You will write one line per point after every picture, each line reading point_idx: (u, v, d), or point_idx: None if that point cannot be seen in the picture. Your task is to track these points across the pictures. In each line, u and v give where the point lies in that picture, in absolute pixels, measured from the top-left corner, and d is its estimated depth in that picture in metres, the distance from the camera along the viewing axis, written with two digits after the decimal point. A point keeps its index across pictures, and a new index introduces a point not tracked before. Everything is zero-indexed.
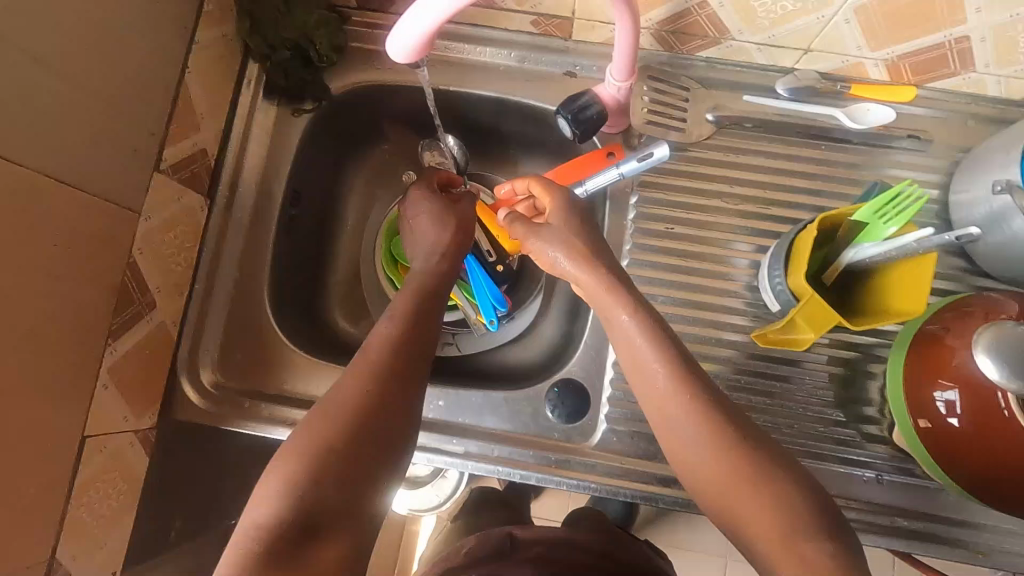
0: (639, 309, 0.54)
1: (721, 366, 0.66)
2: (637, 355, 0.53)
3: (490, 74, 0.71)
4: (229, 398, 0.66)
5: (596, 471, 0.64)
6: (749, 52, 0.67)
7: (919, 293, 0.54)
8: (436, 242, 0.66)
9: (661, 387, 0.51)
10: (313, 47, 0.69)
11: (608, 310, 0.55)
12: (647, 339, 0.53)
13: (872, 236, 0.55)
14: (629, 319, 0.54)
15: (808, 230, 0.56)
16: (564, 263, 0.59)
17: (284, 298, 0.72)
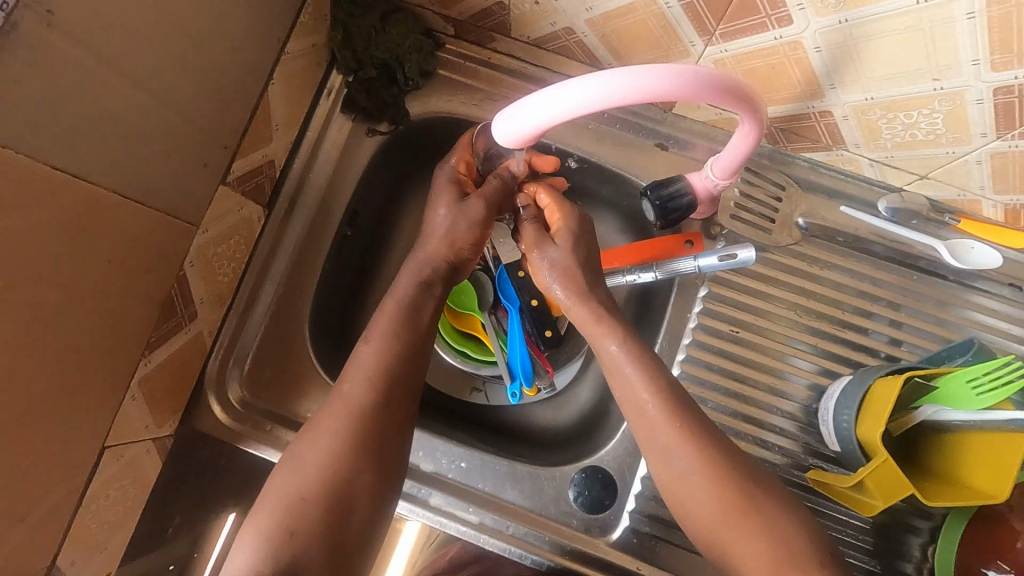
0: (629, 342, 0.54)
1: None
2: (685, 482, 0.50)
3: (577, 130, 0.67)
4: (252, 418, 0.64)
5: (610, 570, 0.61)
6: (859, 164, 0.62)
7: (1007, 472, 0.48)
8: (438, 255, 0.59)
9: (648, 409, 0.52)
10: (401, 69, 0.66)
11: (597, 340, 0.55)
12: (636, 372, 0.53)
13: (960, 402, 0.49)
14: (618, 351, 0.54)
15: (891, 382, 0.51)
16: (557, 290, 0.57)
17: (323, 319, 0.69)
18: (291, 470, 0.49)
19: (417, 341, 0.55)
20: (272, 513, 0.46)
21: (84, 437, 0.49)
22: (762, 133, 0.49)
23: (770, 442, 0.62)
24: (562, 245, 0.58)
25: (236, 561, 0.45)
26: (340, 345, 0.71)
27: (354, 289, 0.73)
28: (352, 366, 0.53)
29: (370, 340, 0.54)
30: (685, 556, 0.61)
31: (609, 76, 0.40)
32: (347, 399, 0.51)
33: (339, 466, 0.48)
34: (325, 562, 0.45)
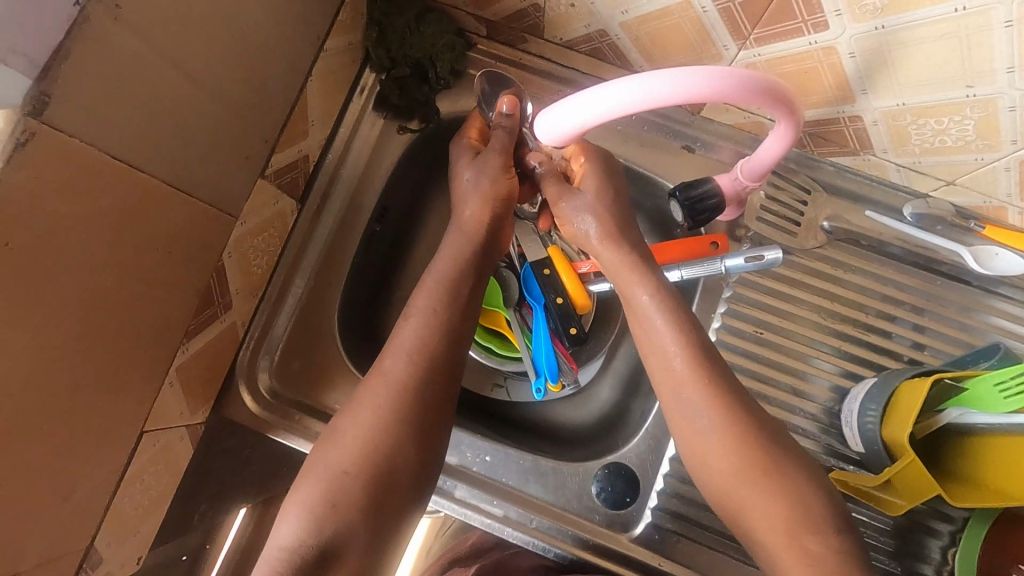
0: (660, 291, 0.55)
1: None
2: (712, 477, 0.51)
3: (605, 132, 0.68)
4: (281, 408, 0.65)
5: (631, 566, 0.61)
6: (886, 169, 0.63)
7: None
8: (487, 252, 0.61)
9: (676, 368, 0.53)
10: (434, 68, 0.67)
11: (627, 289, 0.57)
12: (667, 325, 0.54)
13: (985, 405, 0.50)
14: (649, 300, 0.55)
15: (918, 383, 0.52)
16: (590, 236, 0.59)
17: (352, 312, 0.70)
18: (333, 445, 0.50)
19: (449, 334, 0.56)
20: (319, 488, 0.48)
21: (126, 421, 0.51)
22: (797, 136, 0.50)
23: (793, 442, 0.62)
24: (589, 193, 0.60)
25: (284, 530, 0.47)
26: (366, 338, 0.72)
27: (382, 283, 0.74)
28: (393, 345, 0.54)
29: (412, 318, 0.56)
30: (706, 553, 0.62)
31: (653, 77, 0.41)
32: (387, 376, 0.53)
33: (381, 445, 0.50)
34: (365, 536, 0.47)
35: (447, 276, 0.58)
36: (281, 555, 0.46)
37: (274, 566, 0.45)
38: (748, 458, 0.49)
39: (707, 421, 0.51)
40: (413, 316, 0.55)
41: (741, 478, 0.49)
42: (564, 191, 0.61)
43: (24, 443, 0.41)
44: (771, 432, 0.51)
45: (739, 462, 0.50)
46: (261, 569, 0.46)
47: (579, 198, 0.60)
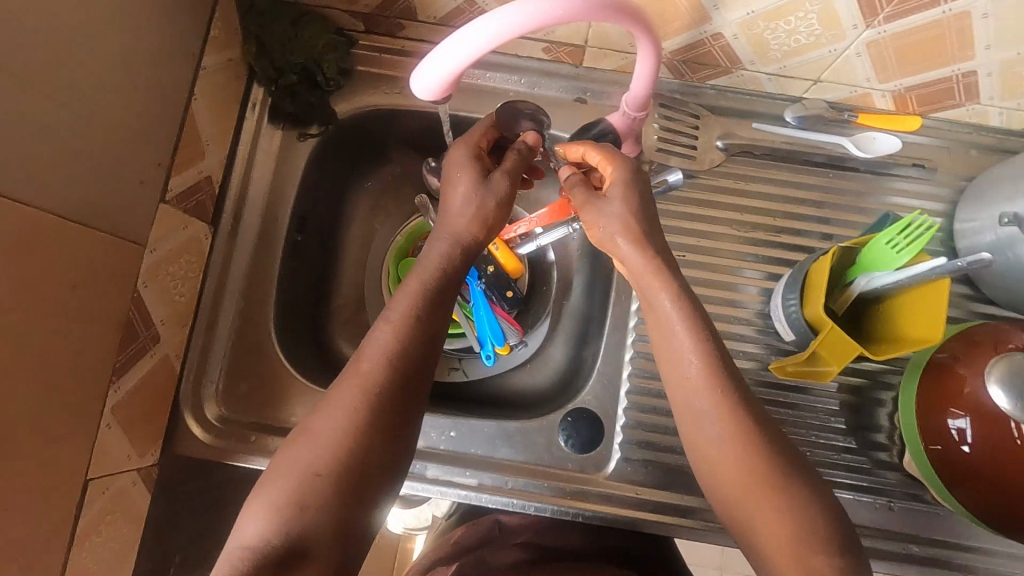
0: (682, 297, 0.50)
1: None
2: (692, 405, 0.49)
3: (500, 100, 0.71)
4: (235, 432, 0.64)
5: (612, 502, 0.63)
6: (759, 81, 0.67)
7: (935, 318, 0.52)
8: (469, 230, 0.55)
9: (693, 375, 0.49)
10: (321, 70, 0.68)
11: (650, 294, 0.51)
12: (684, 322, 0.50)
13: (884, 265, 0.54)
14: (671, 306, 0.50)
15: (824, 261, 0.56)
16: (619, 240, 0.52)
17: (287, 324, 0.71)
18: (304, 442, 0.46)
19: (416, 327, 0.50)
20: (283, 488, 0.44)
21: (64, 468, 0.49)
22: (658, 51, 0.52)
23: (737, 350, 0.66)
24: (615, 197, 0.53)
25: (249, 528, 0.43)
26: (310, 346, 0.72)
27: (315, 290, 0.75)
28: (368, 346, 0.50)
29: (388, 321, 0.50)
30: (677, 474, 0.64)
31: (506, 12, 0.43)
32: (363, 375, 0.48)
33: (352, 445, 0.46)
34: (333, 541, 0.44)
35: (424, 276, 0.53)
36: (240, 554, 0.42)
37: (232, 565, 0.42)
38: (742, 419, 0.48)
39: (720, 434, 0.47)
40: (398, 317, 0.50)
41: (735, 439, 0.47)
42: (591, 197, 0.54)
43: None
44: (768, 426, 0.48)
45: (744, 467, 0.47)
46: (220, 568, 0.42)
47: (607, 205, 0.53)
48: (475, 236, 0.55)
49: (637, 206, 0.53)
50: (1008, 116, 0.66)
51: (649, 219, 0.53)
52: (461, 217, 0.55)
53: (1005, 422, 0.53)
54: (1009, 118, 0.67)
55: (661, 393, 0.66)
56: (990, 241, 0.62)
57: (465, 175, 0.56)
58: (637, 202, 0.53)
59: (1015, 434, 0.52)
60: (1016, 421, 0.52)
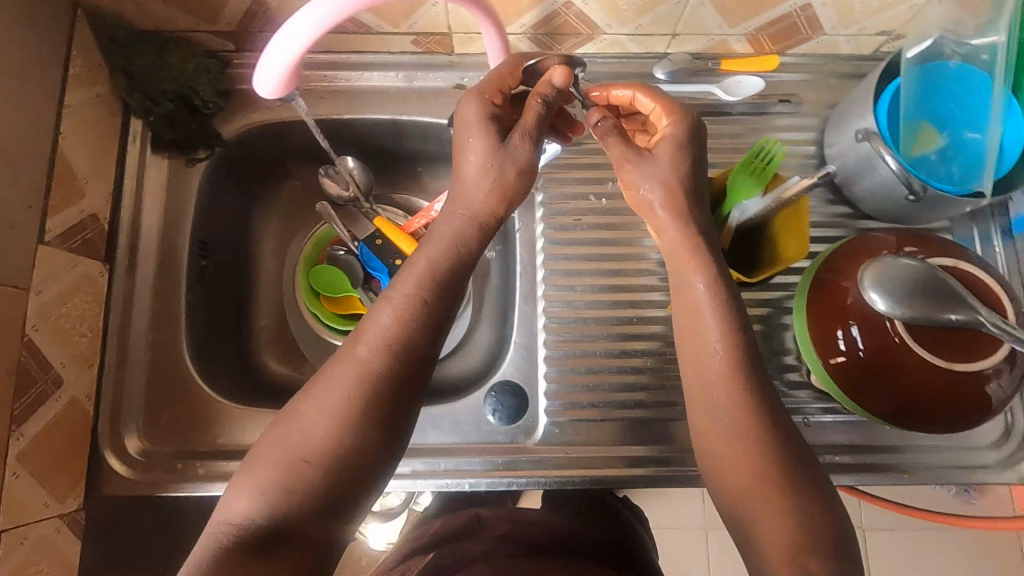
0: (718, 280, 0.52)
1: (649, 343, 0.68)
2: (696, 338, 0.52)
3: (383, 97, 0.73)
4: (160, 463, 0.63)
5: (545, 465, 0.65)
6: (623, 43, 0.70)
7: (800, 233, 0.58)
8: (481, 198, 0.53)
9: (713, 364, 0.51)
10: (197, 94, 0.69)
11: (682, 270, 0.53)
12: (705, 277, 0.52)
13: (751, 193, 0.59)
14: (705, 288, 0.52)
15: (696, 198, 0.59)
16: (652, 197, 0.55)
17: (204, 349, 0.71)
18: (296, 426, 0.47)
19: (415, 315, 0.50)
20: (272, 469, 0.46)
21: None
22: (497, 19, 0.57)
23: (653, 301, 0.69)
24: (663, 157, 0.55)
25: (236, 506, 0.45)
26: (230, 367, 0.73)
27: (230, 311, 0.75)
28: (368, 329, 0.49)
29: (390, 302, 0.50)
30: (602, 428, 0.66)
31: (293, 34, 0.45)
32: (360, 361, 0.48)
33: (341, 432, 0.47)
34: (318, 522, 0.45)
35: (428, 259, 0.52)
36: (222, 530, 0.44)
37: (215, 538, 0.44)
38: (751, 411, 0.50)
39: (732, 419, 0.50)
40: (399, 300, 0.50)
41: (742, 433, 0.49)
42: (629, 150, 0.56)
43: None
44: (775, 405, 0.51)
45: (747, 463, 0.49)
46: (206, 539, 0.44)
47: (652, 164, 0.55)
48: (491, 210, 0.54)
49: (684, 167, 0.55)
50: (856, 43, 0.70)
51: (687, 187, 0.55)
52: (473, 192, 0.53)
53: (883, 322, 0.57)
54: (857, 45, 0.71)
55: (578, 355, 0.68)
56: (854, 159, 0.65)
57: (480, 136, 0.53)
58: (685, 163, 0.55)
59: (894, 333, 0.57)
60: (892, 319, 0.57)
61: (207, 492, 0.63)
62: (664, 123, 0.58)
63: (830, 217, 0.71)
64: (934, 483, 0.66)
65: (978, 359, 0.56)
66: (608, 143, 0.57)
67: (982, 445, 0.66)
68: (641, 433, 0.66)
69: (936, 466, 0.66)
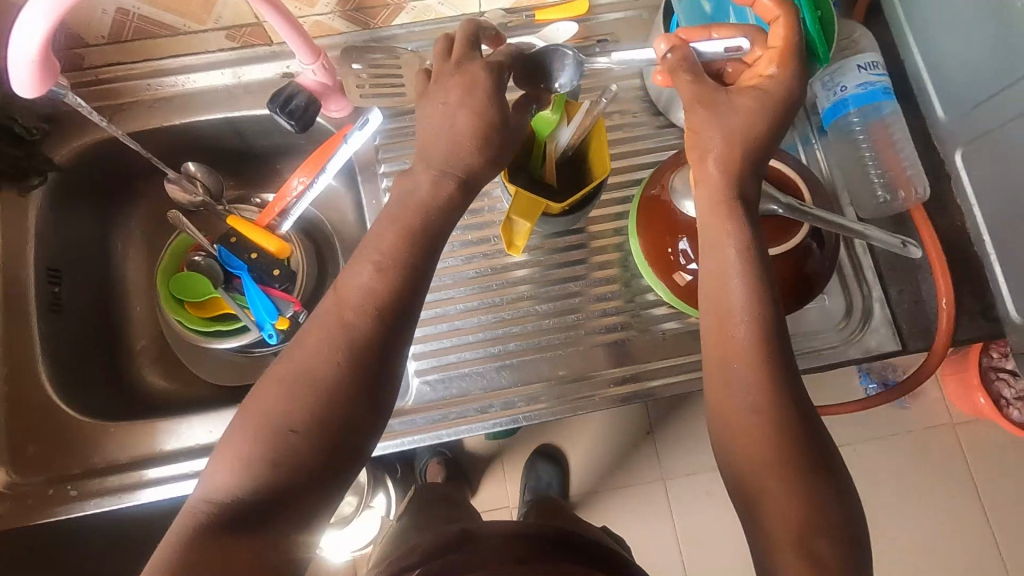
0: (748, 247, 0.51)
1: (521, 287, 0.71)
2: (722, 292, 0.51)
3: (214, 97, 0.74)
4: (34, 492, 0.63)
5: (419, 424, 0.67)
6: (433, 7, 0.72)
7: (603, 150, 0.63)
8: (467, 147, 0.53)
9: (740, 340, 0.50)
10: (16, 122, 0.68)
11: (714, 235, 0.52)
12: (719, 223, 0.52)
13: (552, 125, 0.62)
14: (735, 255, 0.51)
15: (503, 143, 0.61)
16: (709, 155, 0.52)
17: (71, 375, 0.70)
18: (278, 396, 0.47)
19: (394, 278, 0.50)
20: (255, 442, 0.45)
21: None
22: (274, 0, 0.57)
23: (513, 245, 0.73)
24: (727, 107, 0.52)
25: (218, 480, 0.45)
26: (103, 389, 0.73)
27: (98, 334, 0.75)
28: (349, 290, 0.50)
29: (372, 264, 0.50)
30: (470, 378, 0.69)
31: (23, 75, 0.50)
32: (344, 327, 0.49)
33: (325, 401, 0.47)
34: (305, 493, 0.46)
35: (415, 219, 0.52)
36: (205, 507, 0.44)
37: (198, 516, 0.44)
38: (776, 386, 0.49)
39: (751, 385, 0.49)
40: (378, 262, 0.50)
41: (763, 407, 0.48)
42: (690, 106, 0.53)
43: None
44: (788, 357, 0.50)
45: (768, 442, 0.48)
46: (187, 515, 0.44)
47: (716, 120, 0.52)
48: (478, 167, 0.54)
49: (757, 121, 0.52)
50: None
51: (755, 146, 0.52)
52: (464, 144, 0.53)
53: None
54: None
55: (440, 313, 0.70)
56: None
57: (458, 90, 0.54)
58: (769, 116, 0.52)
59: None
60: None
61: (86, 511, 0.63)
62: (771, 70, 0.53)
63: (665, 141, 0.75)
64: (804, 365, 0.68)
65: (770, 246, 0.58)
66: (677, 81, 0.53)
67: (829, 328, 0.69)
68: (509, 374, 0.69)
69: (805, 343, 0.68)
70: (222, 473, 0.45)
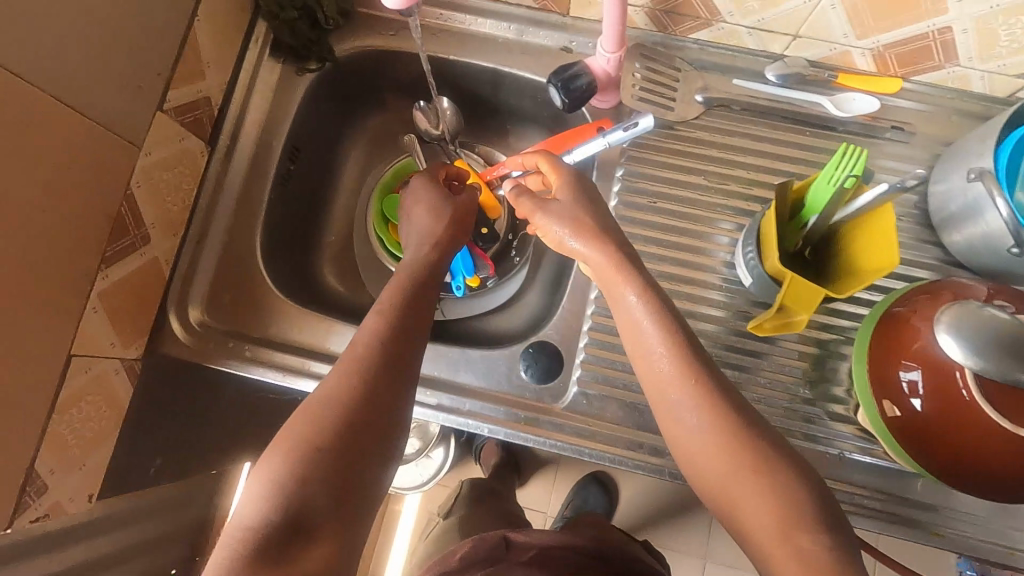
0: (652, 301, 0.52)
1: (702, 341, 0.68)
2: (671, 413, 0.50)
3: (488, 46, 0.75)
4: (214, 338, 0.68)
5: (563, 431, 0.65)
6: (739, 35, 0.69)
7: (885, 241, 0.53)
8: (428, 234, 0.66)
9: (664, 373, 0.50)
10: (320, 9, 0.72)
11: (614, 291, 0.53)
12: (666, 348, 0.50)
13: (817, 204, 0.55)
14: (653, 329, 0.51)
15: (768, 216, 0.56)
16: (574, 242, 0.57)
17: (275, 246, 0.75)
18: (306, 419, 0.49)
19: (400, 313, 0.56)
20: (284, 459, 0.46)
21: (51, 344, 0.54)
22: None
23: (712, 297, 0.69)
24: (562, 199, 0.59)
25: (250, 512, 0.44)
26: (292, 267, 0.77)
27: (304, 217, 0.80)
28: (359, 334, 0.55)
29: (377, 311, 0.57)
30: (629, 410, 0.65)
31: None
32: (355, 353, 0.53)
33: (345, 415, 0.49)
34: (332, 506, 0.45)
35: (405, 279, 0.60)
36: (240, 535, 0.43)
37: (232, 546, 0.42)
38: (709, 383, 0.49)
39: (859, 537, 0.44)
40: (382, 306, 0.57)
41: None
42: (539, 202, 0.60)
43: None
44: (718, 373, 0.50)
45: None
46: (218, 553, 0.42)
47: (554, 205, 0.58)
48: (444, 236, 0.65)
49: (581, 214, 0.57)
50: (990, 80, 0.66)
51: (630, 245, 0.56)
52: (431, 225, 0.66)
53: (953, 372, 0.53)
54: (991, 83, 0.66)
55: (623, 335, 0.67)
56: (962, 204, 0.62)
57: (427, 197, 0.68)
58: (584, 200, 0.58)
59: (963, 387, 0.53)
60: (962, 370, 0.53)
61: (249, 374, 0.67)
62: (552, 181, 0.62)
63: (925, 257, 0.68)
64: (958, 551, 0.64)
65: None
66: (517, 201, 0.61)
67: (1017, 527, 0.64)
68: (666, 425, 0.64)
69: (965, 528, 0.64)
70: (250, 509, 0.44)
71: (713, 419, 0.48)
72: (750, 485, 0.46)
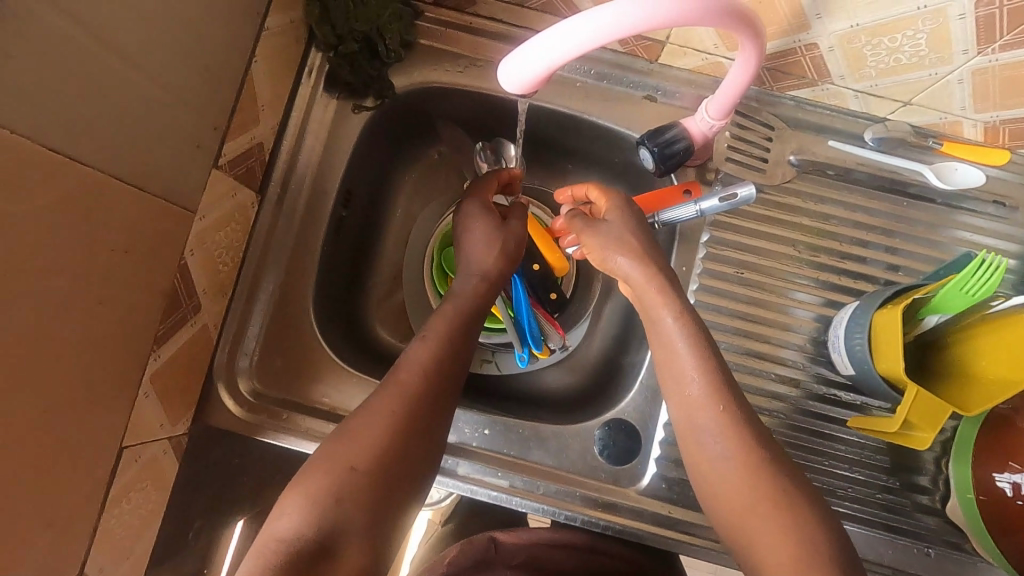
0: (685, 316, 0.51)
1: (774, 422, 0.64)
2: (695, 434, 0.50)
3: (564, 89, 0.68)
4: (266, 408, 0.63)
5: (642, 518, 0.62)
6: (844, 97, 0.64)
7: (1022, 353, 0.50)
8: (483, 261, 0.63)
9: (696, 395, 0.50)
10: (382, 40, 0.64)
11: (653, 312, 0.52)
12: (699, 373, 0.50)
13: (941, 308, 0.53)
14: (684, 347, 0.50)
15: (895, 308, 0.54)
16: (620, 262, 0.54)
17: (327, 300, 0.69)
18: (346, 440, 0.50)
19: (452, 343, 0.57)
20: (320, 479, 0.48)
21: (104, 438, 0.49)
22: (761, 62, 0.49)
23: (780, 374, 0.65)
24: (611, 220, 0.57)
25: (284, 522, 0.46)
26: (343, 321, 0.71)
27: (354, 265, 0.73)
28: (406, 360, 0.55)
29: (425, 340, 0.57)
30: None
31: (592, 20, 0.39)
32: (404, 383, 0.53)
33: (386, 443, 0.50)
34: (364, 527, 0.47)
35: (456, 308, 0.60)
36: (275, 546, 0.44)
37: (265, 554, 0.44)
38: (750, 447, 0.49)
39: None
40: (432, 335, 0.57)
41: None
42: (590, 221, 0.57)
43: (22, 448, 0.41)
44: (769, 441, 0.49)
45: None
46: (252, 558, 0.44)
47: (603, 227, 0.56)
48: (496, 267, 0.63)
49: (630, 232, 0.55)
50: None
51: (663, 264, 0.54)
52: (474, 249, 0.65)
53: None
54: None
55: None
56: None
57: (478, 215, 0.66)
58: (635, 225, 0.56)
59: None
60: None
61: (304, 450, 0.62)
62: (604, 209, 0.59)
63: None
64: None
65: None
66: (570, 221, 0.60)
67: None
68: None
69: None
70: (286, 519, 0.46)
71: (752, 486, 0.47)
72: (769, 518, 0.46)
